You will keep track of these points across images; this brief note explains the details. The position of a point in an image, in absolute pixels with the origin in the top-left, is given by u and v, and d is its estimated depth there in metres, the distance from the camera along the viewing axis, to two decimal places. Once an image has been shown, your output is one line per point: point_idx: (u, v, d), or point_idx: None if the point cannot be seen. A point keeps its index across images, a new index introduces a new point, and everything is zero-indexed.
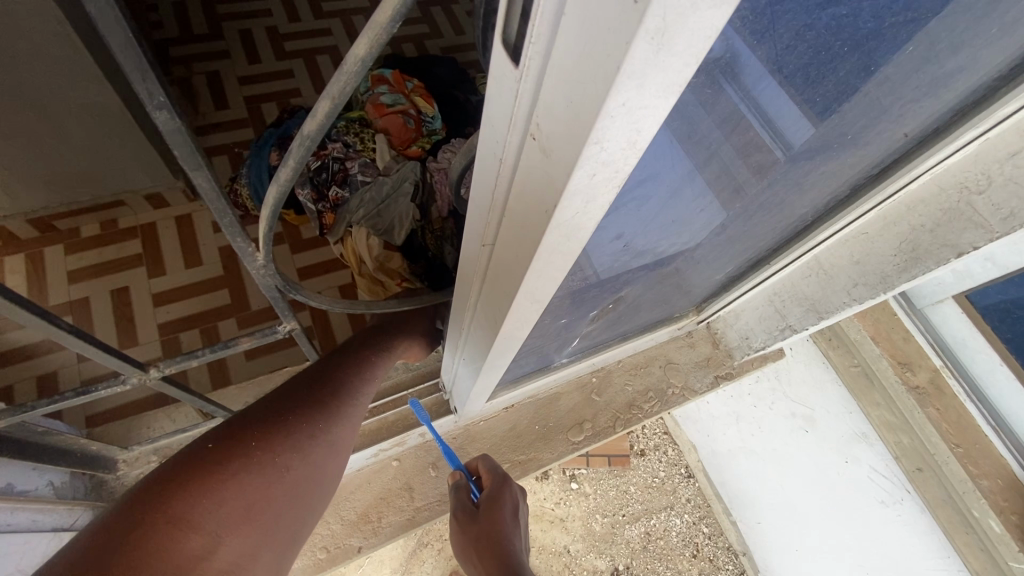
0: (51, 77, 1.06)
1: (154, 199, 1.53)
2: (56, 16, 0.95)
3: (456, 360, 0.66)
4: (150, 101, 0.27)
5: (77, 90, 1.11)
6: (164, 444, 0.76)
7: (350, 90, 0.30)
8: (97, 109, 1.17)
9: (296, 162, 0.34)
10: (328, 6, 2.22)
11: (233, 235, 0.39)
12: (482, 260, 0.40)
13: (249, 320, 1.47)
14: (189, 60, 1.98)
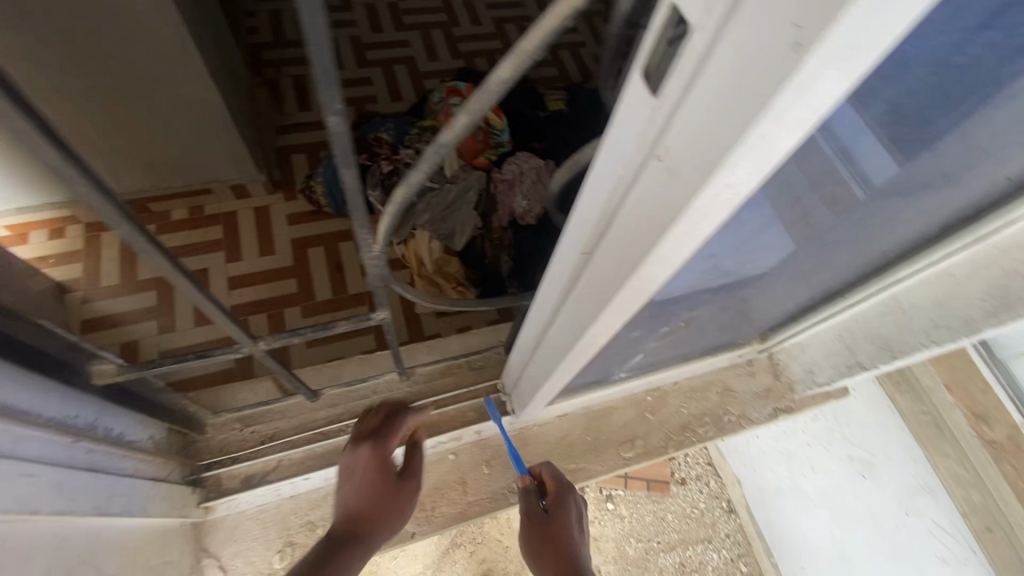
0: (163, 73, 1.19)
1: (237, 189, 1.66)
2: (172, 17, 1.07)
3: (526, 361, 0.69)
4: (329, 107, 0.32)
5: (183, 86, 1.23)
6: (247, 413, 0.83)
7: (488, 105, 0.34)
8: (198, 103, 1.29)
9: (427, 167, 0.38)
10: (409, 20, 2.34)
11: (359, 227, 0.44)
12: (579, 267, 0.43)
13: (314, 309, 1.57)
14: (279, 63, 2.13)
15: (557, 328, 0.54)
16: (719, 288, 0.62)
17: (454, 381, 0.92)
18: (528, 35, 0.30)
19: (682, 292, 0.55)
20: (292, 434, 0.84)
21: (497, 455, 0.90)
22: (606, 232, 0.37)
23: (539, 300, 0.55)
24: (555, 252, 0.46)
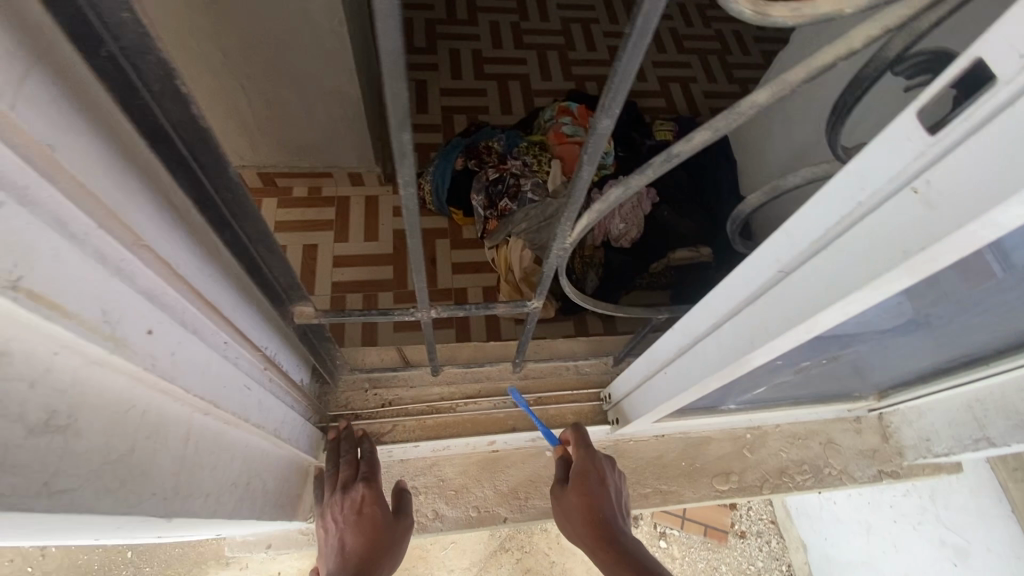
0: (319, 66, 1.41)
1: (354, 177, 1.93)
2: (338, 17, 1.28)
3: (652, 375, 0.72)
4: (605, 109, 0.36)
5: (333, 78, 1.46)
6: (376, 376, 0.90)
7: (733, 125, 0.38)
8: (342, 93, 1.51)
9: (653, 173, 0.42)
10: (528, 39, 2.43)
11: (565, 220, 0.49)
12: (768, 285, 0.46)
13: (403, 298, 1.82)
14: (405, 67, 2.28)
15: (711, 342, 0.57)
16: (871, 334, 0.62)
17: (559, 382, 0.96)
18: (798, 67, 0.34)
19: (845, 331, 0.55)
20: (411, 402, 0.90)
21: None
22: (816, 253, 0.40)
23: (695, 312, 0.58)
24: (735, 268, 0.50)
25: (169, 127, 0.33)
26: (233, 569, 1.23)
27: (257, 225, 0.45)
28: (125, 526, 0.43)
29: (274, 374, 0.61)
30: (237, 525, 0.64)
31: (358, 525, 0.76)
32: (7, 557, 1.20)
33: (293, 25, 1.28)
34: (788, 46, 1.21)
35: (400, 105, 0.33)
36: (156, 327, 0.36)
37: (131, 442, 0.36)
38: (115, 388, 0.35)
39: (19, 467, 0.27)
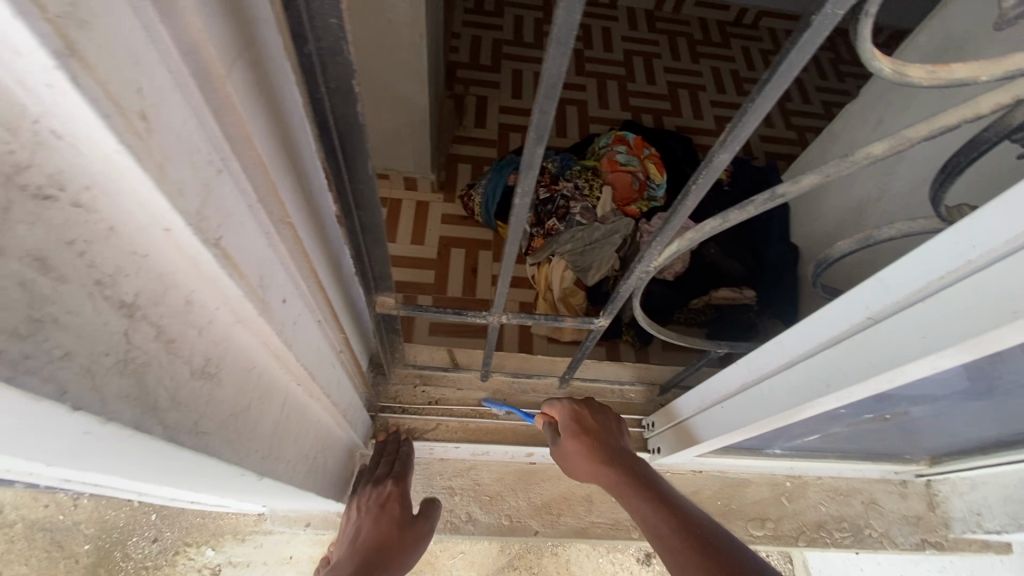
0: (395, 76, 1.50)
1: (408, 180, 2.00)
2: (420, 32, 1.36)
3: (705, 407, 0.74)
4: (724, 143, 0.39)
5: (407, 89, 1.55)
6: (426, 373, 0.92)
7: (842, 172, 0.40)
8: (411, 105, 1.60)
9: (753, 209, 0.45)
10: (592, 67, 2.48)
11: (655, 245, 0.51)
12: (852, 330, 0.47)
13: (442, 302, 1.86)
14: (469, 82, 2.35)
15: (779, 382, 0.57)
16: (940, 395, 0.61)
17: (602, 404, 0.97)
18: (918, 126, 0.36)
19: (914, 388, 0.56)
20: (457, 404, 0.93)
21: None
22: (910, 304, 0.41)
23: (764, 350, 0.59)
24: (815, 312, 0.51)
25: (333, 120, 0.37)
26: (249, 546, 1.13)
27: (371, 217, 0.48)
28: (215, 479, 0.46)
29: (346, 357, 0.64)
30: (284, 496, 0.66)
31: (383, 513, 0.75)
32: (40, 503, 1.16)
33: (388, 59, 1.45)
34: (856, 104, 1.23)
35: (543, 123, 0.36)
36: (287, 298, 0.39)
37: (249, 400, 0.39)
38: (251, 349, 0.38)
39: (181, 404, 0.30)
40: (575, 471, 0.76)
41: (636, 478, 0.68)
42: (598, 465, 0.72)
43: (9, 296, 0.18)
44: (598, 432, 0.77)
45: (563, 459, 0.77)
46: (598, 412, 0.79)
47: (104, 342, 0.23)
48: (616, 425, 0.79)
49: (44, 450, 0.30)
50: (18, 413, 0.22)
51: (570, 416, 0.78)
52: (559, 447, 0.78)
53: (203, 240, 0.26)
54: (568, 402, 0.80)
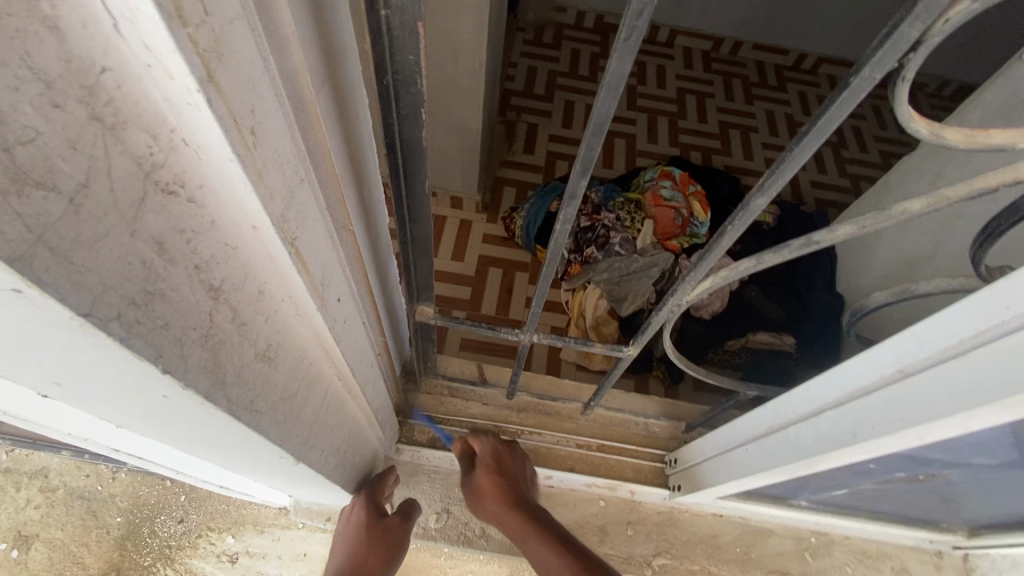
0: (451, 99, 1.57)
1: (454, 199, 2.07)
2: (479, 59, 1.43)
3: (729, 448, 0.73)
4: (761, 189, 0.41)
5: (461, 113, 1.61)
6: (454, 385, 0.95)
7: (879, 224, 0.41)
8: (464, 128, 1.66)
9: (789, 253, 0.46)
10: (644, 102, 2.52)
11: (688, 279, 0.52)
12: (883, 383, 0.47)
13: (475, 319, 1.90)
14: (522, 109, 2.42)
15: (804, 429, 0.57)
16: (984, 462, 0.59)
17: (625, 435, 0.97)
18: (958, 185, 0.37)
19: (950, 451, 0.54)
20: (481, 418, 0.95)
21: (642, 522, 0.92)
22: (942, 360, 0.41)
23: (792, 396, 0.59)
24: (845, 361, 0.51)
25: (400, 142, 0.41)
26: (266, 538, 1.17)
27: (421, 232, 0.52)
28: (256, 460, 0.49)
29: (383, 361, 0.68)
30: (312, 487, 0.70)
31: (355, 536, 0.78)
32: (82, 473, 1.23)
33: (446, 88, 1.54)
34: (912, 158, 1.22)
35: (589, 157, 0.39)
36: (341, 298, 0.43)
37: (298, 387, 0.43)
38: (305, 341, 0.42)
39: (243, 381, 0.34)
40: (479, 505, 0.79)
41: (545, 526, 0.72)
42: (504, 509, 0.76)
43: (133, 271, 0.22)
44: (509, 476, 0.80)
45: (473, 491, 0.79)
46: (516, 455, 0.83)
47: (193, 318, 0.27)
48: (525, 472, 0.83)
49: (123, 409, 0.34)
50: (119, 369, 0.25)
51: (489, 453, 0.81)
52: (471, 482, 0.80)
53: (282, 238, 0.30)
54: (492, 439, 0.83)
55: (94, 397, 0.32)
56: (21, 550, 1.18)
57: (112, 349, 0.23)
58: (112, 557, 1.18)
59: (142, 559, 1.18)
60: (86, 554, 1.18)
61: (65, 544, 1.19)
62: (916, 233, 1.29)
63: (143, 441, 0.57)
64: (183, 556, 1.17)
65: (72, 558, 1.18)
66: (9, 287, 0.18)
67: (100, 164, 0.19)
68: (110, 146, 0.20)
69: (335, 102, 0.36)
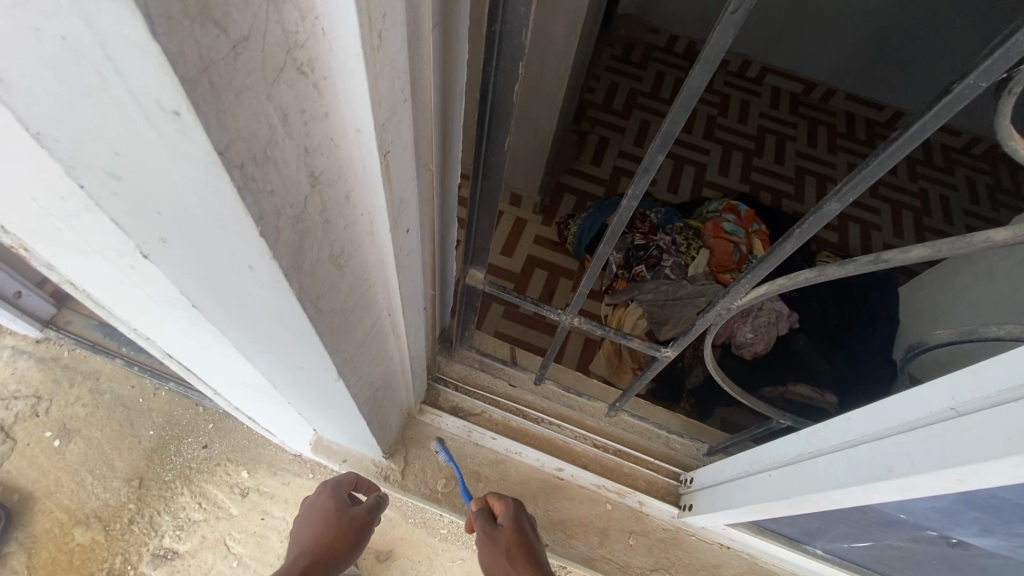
0: (532, 96, 1.61)
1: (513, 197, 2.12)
2: (565, 58, 1.47)
3: (752, 473, 0.71)
4: (839, 193, 0.41)
5: (539, 110, 1.64)
6: (486, 361, 0.99)
7: (958, 252, 0.40)
8: (538, 125, 1.70)
9: (853, 269, 0.45)
10: (720, 132, 2.55)
11: (743, 281, 0.52)
12: (933, 422, 0.45)
13: None
14: (597, 121, 2.44)
15: (837, 459, 0.56)
16: None
17: (644, 446, 0.96)
18: None
19: (990, 514, 0.51)
20: (504, 397, 0.98)
21: (646, 534, 0.91)
22: (1002, 403, 0.40)
23: (831, 425, 0.57)
24: (896, 395, 0.50)
25: (491, 94, 0.44)
26: (277, 480, 1.22)
27: (491, 190, 0.55)
28: (302, 371, 0.53)
29: (427, 314, 0.71)
30: (339, 422, 0.74)
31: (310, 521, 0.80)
32: (128, 382, 1.35)
33: (531, 88, 1.58)
34: None
35: (671, 131, 0.40)
36: (409, 230, 0.46)
37: (354, 304, 0.46)
38: (370, 262, 0.45)
39: (315, 275, 0.37)
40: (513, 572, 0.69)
41: None
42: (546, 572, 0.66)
43: (260, 131, 0.25)
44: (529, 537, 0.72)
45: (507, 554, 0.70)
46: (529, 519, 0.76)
47: (293, 197, 0.30)
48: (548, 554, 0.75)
49: (205, 285, 0.38)
50: (222, 221, 0.29)
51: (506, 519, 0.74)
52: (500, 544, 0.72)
53: (376, 147, 0.32)
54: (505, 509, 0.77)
55: (183, 262, 0.35)
56: (63, 441, 1.27)
57: (229, 197, 0.26)
58: (138, 465, 1.26)
59: (162, 474, 1.25)
60: (117, 457, 1.26)
61: (100, 444, 1.27)
62: (998, 301, 1.22)
63: (206, 341, 0.64)
64: (200, 480, 1.23)
65: (104, 458, 1.26)
66: (172, 108, 0.21)
67: (258, 26, 0.22)
68: (269, 13, 0.23)
69: (445, 42, 0.38)
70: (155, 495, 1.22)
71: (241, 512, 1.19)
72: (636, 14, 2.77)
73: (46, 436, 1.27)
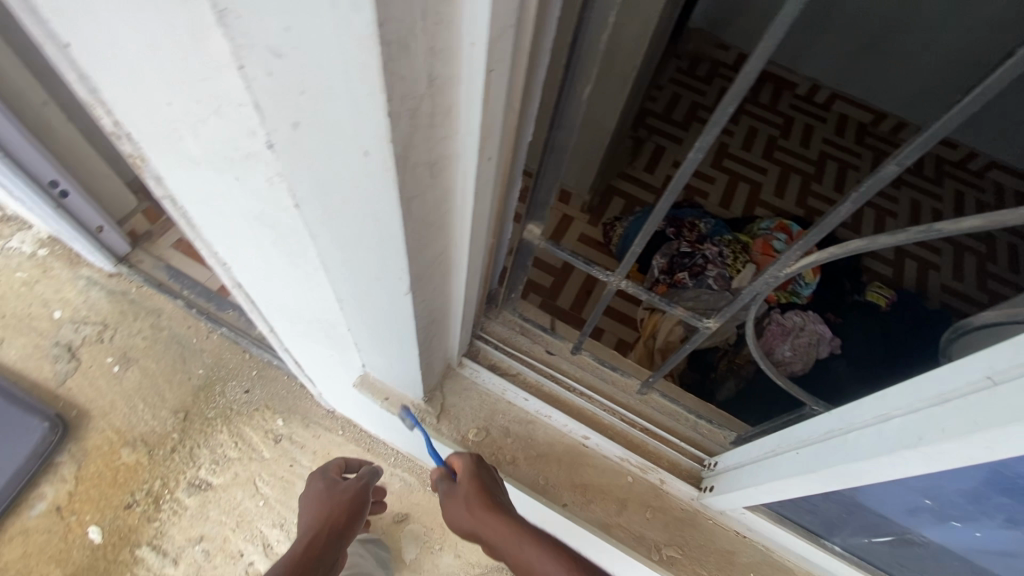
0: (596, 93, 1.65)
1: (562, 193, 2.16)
2: (630, 60, 1.51)
3: (777, 453, 0.73)
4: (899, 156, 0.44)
5: (599, 108, 1.68)
6: (526, 327, 1.03)
7: (1011, 222, 0.42)
8: (596, 124, 1.75)
9: (904, 238, 0.47)
10: (778, 155, 2.64)
11: (793, 247, 0.55)
12: (970, 390, 0.46)
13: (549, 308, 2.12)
14: (654, 130, 2.49)
15: (867, 434, 0.57)
16: None
17: (671, 428, 0.98)
18: None
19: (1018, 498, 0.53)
20: (540, 361, 1.01)
21: (663, 511, 0.93)
22: None
23: (864, 402, 0.59)
24: (935, 371, 0.51)
25: (583, 35, 0.50)
26: (309, 432, 1.87)
27: (563, 136, 0.60)
28: (375, 284, 0.59)
29: (484, 261, 0.76)
30: (391, 353, 0.80)
31: None
32: (186, 322, 2.03)
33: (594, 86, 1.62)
34: None
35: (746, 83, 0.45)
36: (490, 160, 0.51)
37: (433, 220, 0.51)
38: (453, 184, 0.50)
39: (412, 175, 0.42)
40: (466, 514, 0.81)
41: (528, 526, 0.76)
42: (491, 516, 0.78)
43: (405, 16, 0.30)
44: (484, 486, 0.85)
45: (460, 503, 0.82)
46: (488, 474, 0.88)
47: (412, 90, 0.35)
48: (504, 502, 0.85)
49: (317, 177, 0.44)
50: (355, 101, 0.34)
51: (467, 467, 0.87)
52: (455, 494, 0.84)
53: (485, 59, 0.37)
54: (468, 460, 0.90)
55: (306, 148, 0.41)
56: (122, 366, 1.92)
57: (369, 72, 0.32)
58: (185, 401, 1.88)
59: (207, 412, 1.88)
60: (167, 390, 1.90)
61: (154, 374, 1.92)
62: None
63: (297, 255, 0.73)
64: (238, 423, 1.86)
65: (158, 392, 1.89)
66: None
67: None
68: None
69: None
70: (197, 428, 1.84)
71: (274, 457, 1.82)
72: (707, 28, 2.84)
73: (108, 362, 1.93)
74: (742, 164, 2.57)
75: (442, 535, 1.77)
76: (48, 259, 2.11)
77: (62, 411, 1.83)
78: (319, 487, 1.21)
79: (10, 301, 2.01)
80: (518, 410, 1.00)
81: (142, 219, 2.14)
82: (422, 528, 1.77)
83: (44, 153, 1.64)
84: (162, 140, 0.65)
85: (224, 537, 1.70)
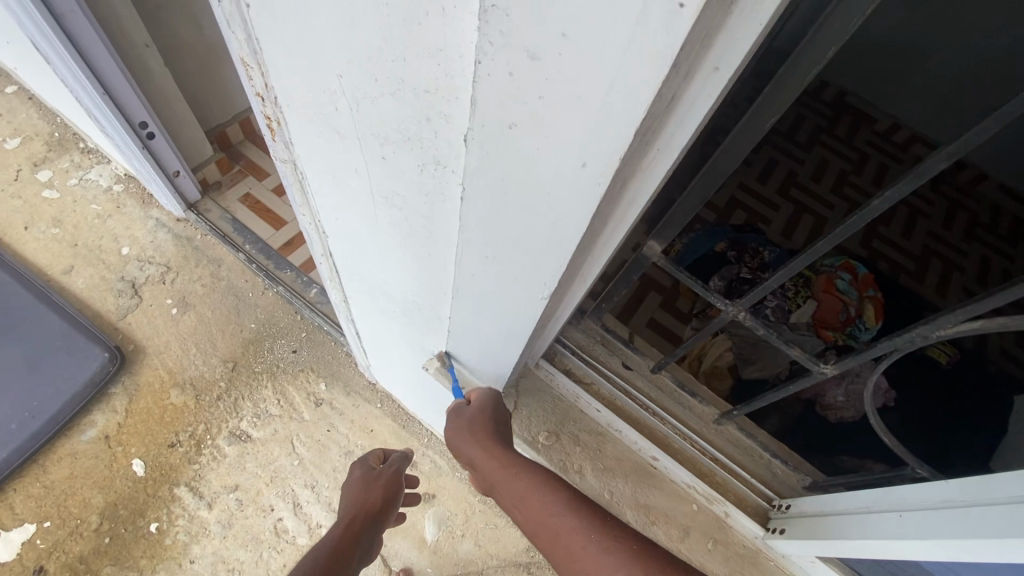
0: None
1: None
2: None
3: (870, 510, 0.74)
4: None
5: None
6: (604, 340, 1.02)
7: None
8: None
9: None
10: (847, 191, 2.54)
11: (954, 311, 0.54)
12: None
13: None
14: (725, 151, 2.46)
15: (991, 510, 0.58)
16: None
17: (741, 463, 0.96)
18: None
19: None
20: (614, 374, 0.99)
21: (726, 544, 0.94)
22: None
23: (987, 480, 0.60)
24: None
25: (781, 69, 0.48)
26: (348, 399, 1.89)
27: (718, 165, 0.60)
28: (511, 281, 0.60)
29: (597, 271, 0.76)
30: (488, 342, 0.82)
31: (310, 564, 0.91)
32: (244, 275, 2.08)
33: None
34: None
35: (968, 141, 0.45)
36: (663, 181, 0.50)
37: (596, 233, 0.51)
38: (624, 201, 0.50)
39: (611, 190, 0.42)
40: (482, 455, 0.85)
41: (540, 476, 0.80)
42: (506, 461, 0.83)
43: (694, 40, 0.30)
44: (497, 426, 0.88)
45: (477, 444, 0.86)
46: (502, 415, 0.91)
47: (656, 111, 0.35)
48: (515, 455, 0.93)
49: (509, 176, 0.44)
50: (601, 116, 0.34)
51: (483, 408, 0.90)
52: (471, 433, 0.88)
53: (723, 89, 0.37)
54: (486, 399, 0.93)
55: (511, 148, 0.41)
56: (180, 310, 1.98)
57: (638, 91, 0.31)
58: (236, 351, 1.93)
59: (254, 364, 1.92)
60: (220, 339, 1.94)
61: (209, 322, 1.97)
62: None
63: (417, 239, 0.74)
64: (283, 380, 1.90)
65: (211, 339, 1.94)
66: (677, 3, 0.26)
67: None
68: None
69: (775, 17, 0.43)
70: (243, 379, 1.87)
71: (312, 419, 1.84)
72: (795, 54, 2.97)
73: (167, 302, 1.99)
74: (809, 196, 2.49)
75: (465, 522, 1.75)
76: (122, 195, 2.17)
77: (120, 343, 1.89)
78: (357, 475, 1.23)
79: (83, 231, 2.09)
80: (588, 420, 1.00)
81: (214, 169, 2.19)
82: (446, 511, 1.76)
83: (139, 93, 1.68)
84: (312, 108, 0.66)
85: (258, 490, 1.72)
